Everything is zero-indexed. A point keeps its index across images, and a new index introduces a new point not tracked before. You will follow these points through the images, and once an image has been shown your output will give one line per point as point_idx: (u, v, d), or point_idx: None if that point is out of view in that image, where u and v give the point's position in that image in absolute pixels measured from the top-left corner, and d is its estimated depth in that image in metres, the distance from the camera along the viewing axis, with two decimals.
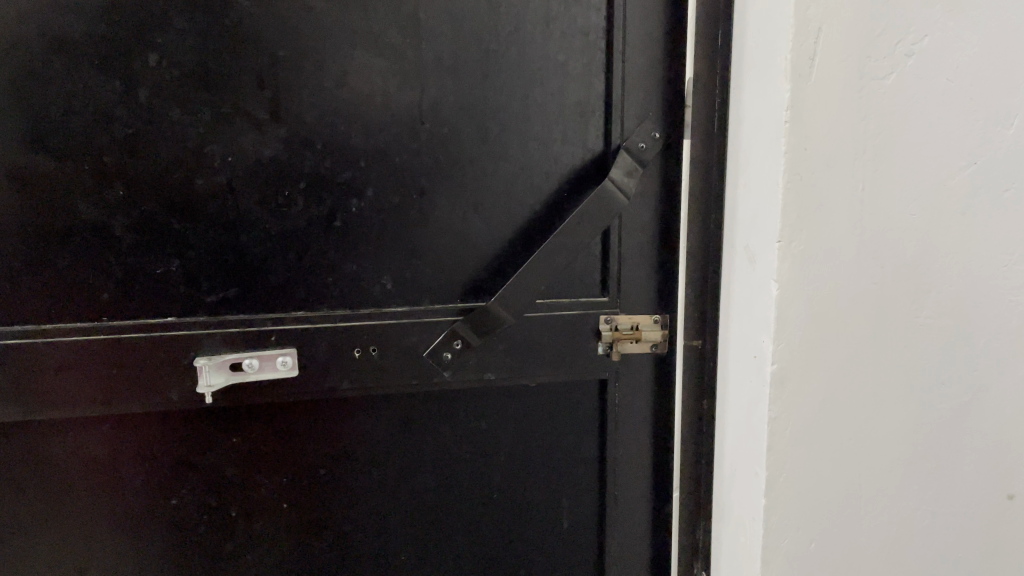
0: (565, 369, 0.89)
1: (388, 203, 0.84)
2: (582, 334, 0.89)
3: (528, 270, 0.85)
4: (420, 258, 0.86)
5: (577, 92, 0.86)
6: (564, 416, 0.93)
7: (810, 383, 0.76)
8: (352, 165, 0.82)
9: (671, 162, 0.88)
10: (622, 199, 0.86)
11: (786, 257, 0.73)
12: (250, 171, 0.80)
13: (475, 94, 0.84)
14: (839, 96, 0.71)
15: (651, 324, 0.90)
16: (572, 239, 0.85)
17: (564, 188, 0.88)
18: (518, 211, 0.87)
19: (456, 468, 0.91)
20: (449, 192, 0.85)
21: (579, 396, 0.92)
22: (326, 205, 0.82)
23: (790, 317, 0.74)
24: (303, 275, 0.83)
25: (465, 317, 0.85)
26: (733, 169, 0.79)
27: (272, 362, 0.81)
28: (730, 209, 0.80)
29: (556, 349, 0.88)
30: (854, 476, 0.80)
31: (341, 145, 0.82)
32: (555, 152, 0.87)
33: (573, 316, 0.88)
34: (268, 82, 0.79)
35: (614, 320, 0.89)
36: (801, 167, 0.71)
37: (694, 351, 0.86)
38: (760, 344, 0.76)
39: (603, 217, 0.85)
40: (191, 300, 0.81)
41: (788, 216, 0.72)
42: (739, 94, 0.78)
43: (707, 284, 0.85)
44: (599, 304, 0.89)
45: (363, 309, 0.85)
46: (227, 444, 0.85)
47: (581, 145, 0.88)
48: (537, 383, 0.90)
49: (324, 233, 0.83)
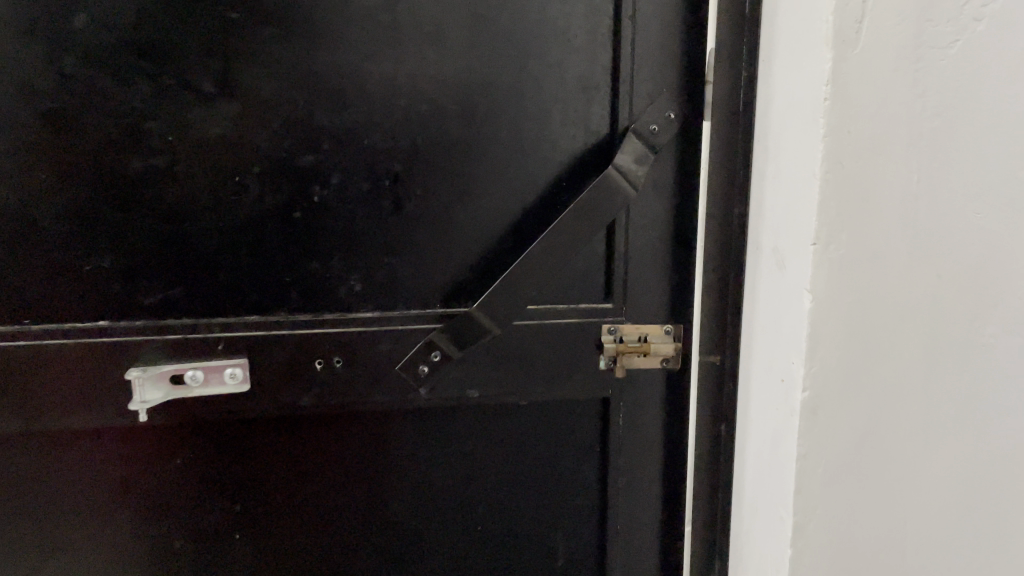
0: (560, 386, 0.77)
1: (356, 192, 0.72)
2: (582, 346, 0.77)
3: (517, 271, 0.73)
4: (395, 257, 0.74)
5: (580, 64, 0.73)
6: (561, 440, 0.81)
7: (847, 412, 0.64)
8: (314, 147, 0.71)
9: (689, 147, 0.75)
10: (628, 190, 0.73)
11: (823, 262, 0.61)
12: (194, 152, 0.69)
13: (459, 65, 0.72)
14: (889, 67, 0.58)
15: (661, 335, 0.78)
16: (568, 236, 0.73)
17: (563, 176, 0.75)
18: (508, 204, 0.75)
19: (436, 497, 0.80)
20: (428, 181, 0.73)
21: (579, 418, 0.80)
22: (284, 193, 0.71)
23: (825, 334, 0.62)
24: (257, 274, 0.72)
25: (444, 324, 0.74)
26: (761, 158, 0.67)
27: (220, 375, 0.71)
28: (756, 204, 0.68)
29: (550, 363, 0.76)
30: (896, 534, 0.65)
31: (301, 123, 0.70)
32: (553, 135, 0.74)
33: (570, 325, 0.76)
34: (216, 49, 0.68)
35: (618, 330, 0.77)
36: (843, 153, 0.60)
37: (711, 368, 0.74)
38: (789, 365, 0.64)
39: (606, 211, 0.73)
40: (127, 301, 0.70)
41: (826, 213, 0.60)
42: (769, 68, 0.65)
43: (728, 291, 0.72)
44: (602, 311, 0.77)
45: (327, 314, 0.73)
46: (171, 466, 0.74)
47: (584, 127, 0.75)
48: (528, 402, 0.78)
49: (282, 226, 0.72)
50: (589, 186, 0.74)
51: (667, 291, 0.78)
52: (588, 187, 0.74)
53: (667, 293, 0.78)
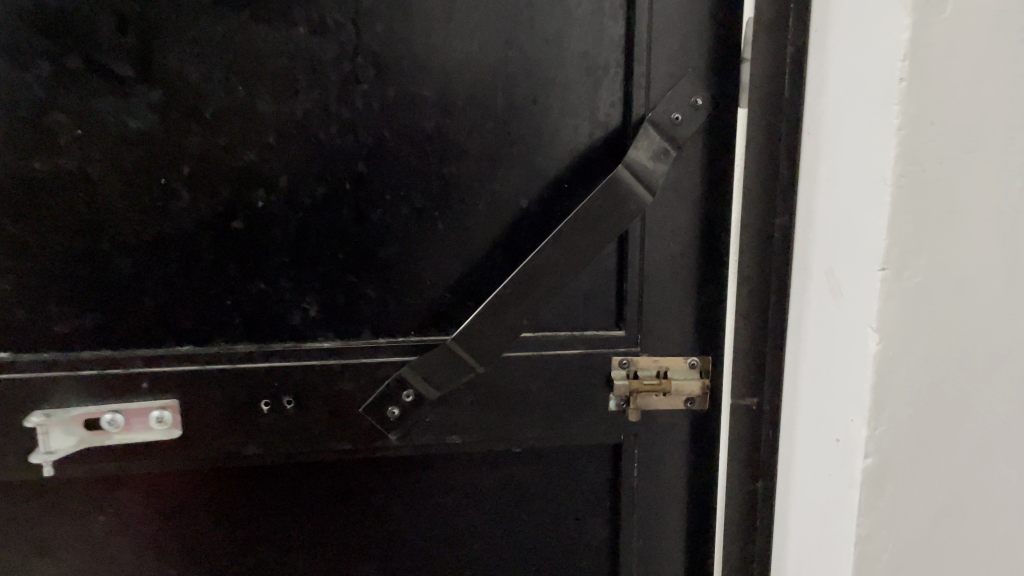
0: (559, 430, 0.64)
1: (308, 198, 0.59)
2: (587, 383, 0.63)
3: (505, 297, 0.59)
4: (358, 276, 0.61)
5: (584, 38, 0.59)
6: (562, 492, 0.67)
7: (923, 485, 0.49)
8: (257, 144, 0.58)
9: (720, 141, 0.61)
10: (645, 196, 0.59)
11: (895, 293, 0.47)
12: (109, 149, 0.56)
13: (435, 41, 0.58)
14: (989, 37, 0.44)
15: (685, 371, 0.64)
16: (569, 254, 0.60)
17: (565, 177, 0.62)
18: (497, 210, 0.62)
19: (413, 559, 0.67)
20: (397, 182, 0.60)
21: (584, 466, 0.67)
22: (221, 199, 0.58)
23: (896, 386, 0.48)
24: (191, 296, 0.60)
25: (416, 358, 0.61)
26: (812, 156, 0.53)
27: (145, 418, 0.59)
28: (805, 214, 0.54)
29: (545, 403, 0.63)
30: None
31: (241, 115, 0.57)
32: (551, 126, 0.61)
33: (571, 359, 0.63)
34: (133, 24, 0.55)
35: (631, 363, 0.63)
36: (923, 151, 0.45)
37: (746, 413, 0.60)
38: (847, 424, 0.50)
39: (617, 222, 0.59)
40: (33, 329, 0.58)
41: (899, 231, 0.46)
42: (824, 39, 0.51)
43: (767, 320, 0.58)
44: (613, 342, 0.63)
45: (278, 344, 0.61)
46: (95, 524, 0.63)
47: (590, 116, 0.61)
48: (522, 449, 0.65)
49: (220, 239, 0.59)
50: (595, 190, 0.60)
51: (695, 317, 0.64)
52: (595, 191, 0.59)
53: (693, 318, 0.64)
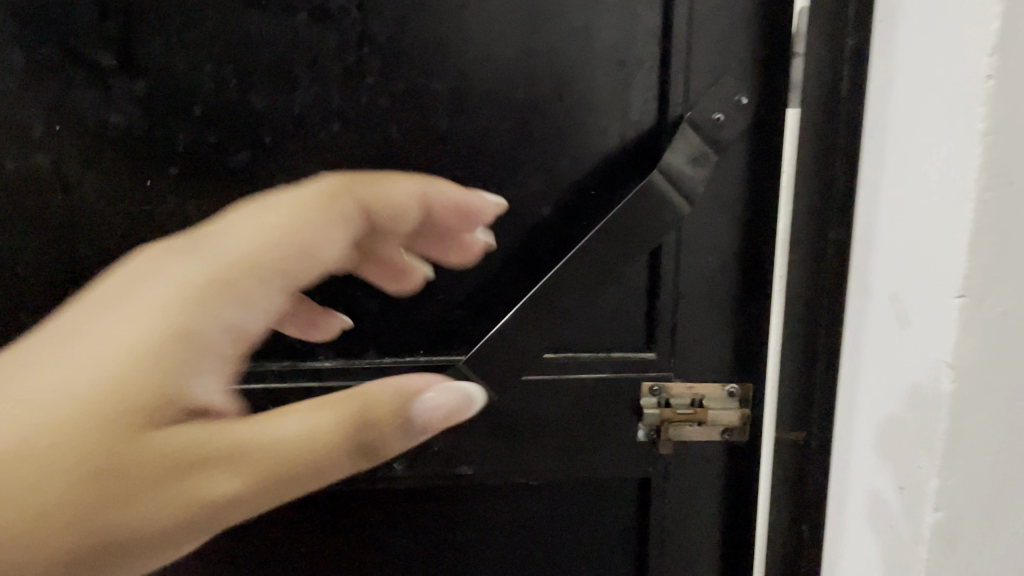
0: (579, 461, 0.58)
1: None
2: (611, 411, 0.57)
3: (522, 318, 0.53)
4: (361, 290, 0.55)
5: (617, 27, 0.53)
6: (584, 526, 0.61)
7: (998, 544, 0.43)
8: (251, 143, 0.52)
9: (765, 144, 0.54)
10: (681, 205, 0.53)
11: (976, 324, 0.40)
12: (89, 148, 0.51)
13: (449, 31, 0.52)
14: None
15: (723, 399, 0.58)
16: (595, 269, 0.53)
17: (591, 182, 0.55)
18: (514, 218, 0.56)
19: None
20: None
21: (606, 500, 0.61)
22: (211, 204, 0.53)
23: (971, 432, 0.41)
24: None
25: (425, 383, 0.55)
26: (873, 165, 0.46)
27: None
28: (864, 227, 0.47)
29: (566, 432, 0.57)
30: None
31: (232, 110, 0.52)
32: (576, 126, 0.54)
33: (596, 385, 0.57)
34: (115, 9, 0.49)
35: (663, 391, 0.57)
36: (1014, 160, 0.38)
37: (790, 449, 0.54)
38: (914, 471, 0.43)
39: (649, 234, 0.53)
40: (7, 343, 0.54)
41: (981, 252, 0.39)
42: (893, 32, 0.44)
43: (816, 348, 0.51)
44: (641, 365, 0.57)
45: (272, 363, 0.56)
46: None
47: (620, 115, 0.54)
48: (538, 482, 0.59)
49: None
50: (625, 199, 0.53)
51: (733, 339, 0.57)
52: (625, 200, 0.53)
53: (731, 339, 0.57)
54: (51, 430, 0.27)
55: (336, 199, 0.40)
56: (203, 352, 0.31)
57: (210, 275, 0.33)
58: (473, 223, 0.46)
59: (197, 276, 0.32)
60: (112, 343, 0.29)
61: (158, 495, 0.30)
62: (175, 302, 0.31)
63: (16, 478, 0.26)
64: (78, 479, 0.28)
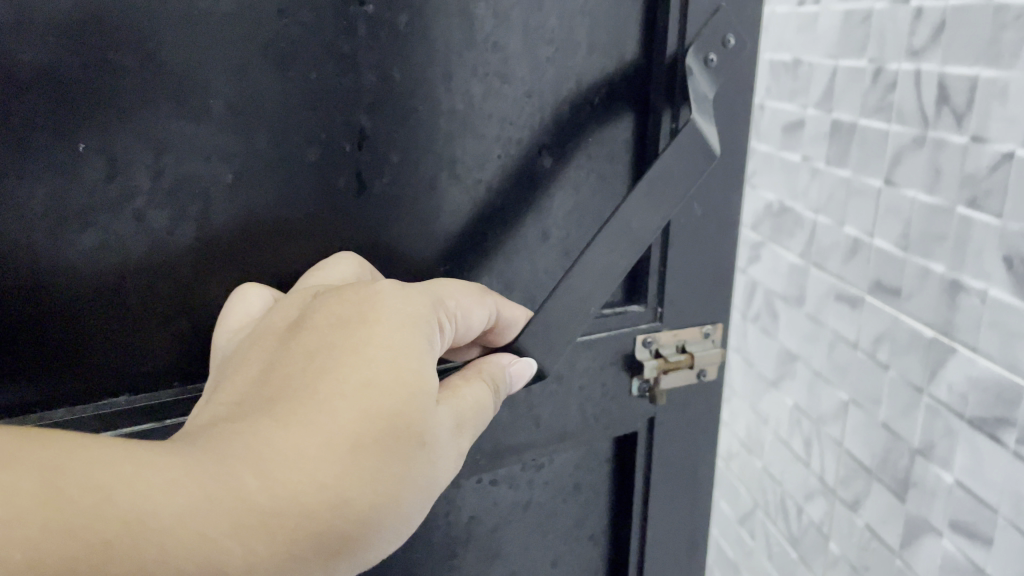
0: (576, 425, 0.55)
1: (294, 164, 0.42)
2: (606, 371, 0.55)
3: (566, 286, 0.47)
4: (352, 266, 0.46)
5: None
6: (568, 494, 0.58)
7: None
8: (224, 87, 0.39)
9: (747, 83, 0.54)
10: (713, 149, 0.49)
11: None
12: None
13: None
14: None
15: (700, 342, 0.58)
16: (641, 224, 0.48)
17: (588, 127, 0.51)
18: (514, 173, 0.49)
19: None
20: (406, 140, 0.45)
21: (587, 464, 0.58)
22: (172, 169, 0.39)
23: None
24: (141, 324, 0.41)
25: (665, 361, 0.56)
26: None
27: None
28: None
29: (567, 397, 0.54)
30: None
31: (202, 44, 0.38)
32: (577, 67, 0.49)
33: (595, 345, 0.54)
34: None
35: (655, 342, 0.56)
36: None
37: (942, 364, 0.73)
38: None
39: (687, 179, 0.49)
40: None
41: None
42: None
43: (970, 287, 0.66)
44: (634, 319, 0.55)
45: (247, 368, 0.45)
46: None
47: (615, 54, 0.50)
48: (534, 458, 0.55)
49: (170, 229, 0.40)
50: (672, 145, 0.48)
51: (714, 283, 0.57)
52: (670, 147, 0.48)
53: (709, 283, 0.57)
54: (396, 418, 0.36)
55: (471, 292, 0.44)
56: (437, 360, 0.39)
57: (420, 296, 0.40)
58: (503, 337, 0.48)
59: (419, 295, 0.40)
60: (406, 347, 0.37)
61: (442, 455, 0.39)
62: (416, 324, 0.39)
63: (371, 449, 0.35)
64: (405, 450, 0.36)
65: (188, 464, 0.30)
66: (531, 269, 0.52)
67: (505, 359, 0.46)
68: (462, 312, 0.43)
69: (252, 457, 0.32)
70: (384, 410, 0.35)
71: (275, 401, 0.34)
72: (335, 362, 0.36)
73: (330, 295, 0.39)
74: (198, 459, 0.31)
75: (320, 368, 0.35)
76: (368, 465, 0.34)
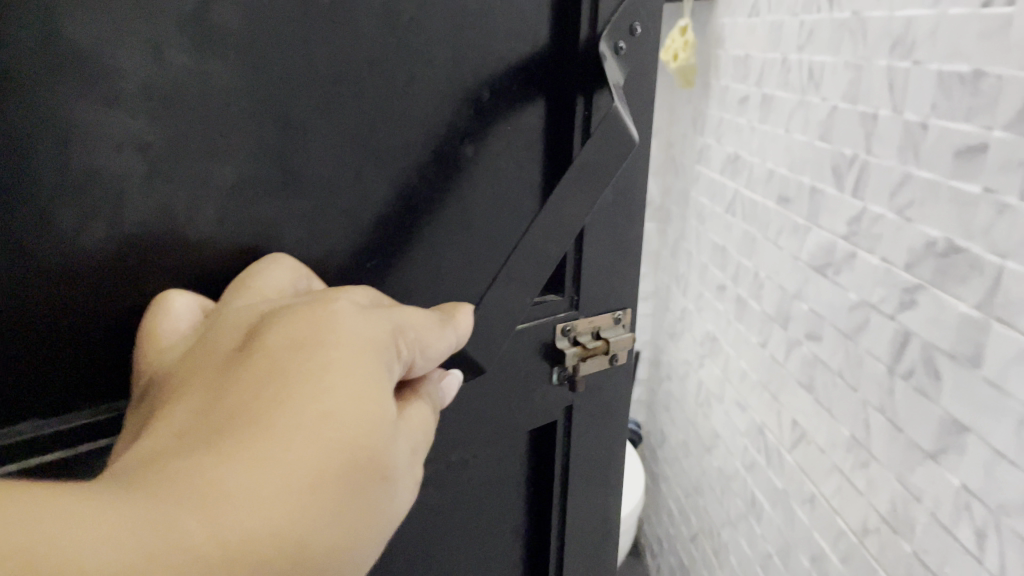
0: (501, 418, 0.54)
1: (214, 153, 0.38)
2: (530, 362, 0.54)
3: (504, 277, 0.46)
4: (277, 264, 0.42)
5: None
6: (492, 488, 0.57)
7: None
8: (137, 63, 0.35)
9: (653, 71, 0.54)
10: (632, 136, 0.49)
11: None
12: None
13: None
14: None
15: (612, 328, 0.59)
16: (569, 211, 0.48)
17: (508, 114, 0.50)
18: (437, 161, 0.47)
19: None
20: (330, 128, 0.42)
21: (510, 457, 0.57)
22: (78, 158, 0.34)
23: None
24: (57, 338, 0.36)
25: (582, 348, 0.56)
26: None
27: None
28: None
29: (495, 391, 0.52)
30: None
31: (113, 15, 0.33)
32: (497, 52, 0.48)
33: (521, 337, 0.53)
34: None
35: (574, 329, 0.56)
36: None
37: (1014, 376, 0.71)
38: None
39: (611, 166, 0.49)
40: None
41: None
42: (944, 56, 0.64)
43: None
44: (554, 307, 0.54)
45: None
46: None
47: (532, 41, 0.49)
48: (463, 456, 0.53)
49: (78, 227, 0.35)
50: (596, 134, 0.48)
51: (624, 268, 0.58)
52: (595, 136, 0.48)
53: (622, 270, 0.58)
54: (366, 445, 0.30)
55: (431, 321, 0.38)
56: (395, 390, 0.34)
57: (379, 315, 0.35)
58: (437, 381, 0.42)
59: (377, 318, 0.35)
60: (370, 366, 0.32)
61: (402, 485, 0.34)
62: (378, 344, 0.34)
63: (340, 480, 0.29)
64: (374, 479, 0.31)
65: (130, 507, 0.24)
66: (455, 261, 0.50)
67: (436, 393, 0.41)
68: (422, 345, 0.37)
69: (208, 494, 0.26)
70: (346, 441, 0.30)
71: (222, 429, 0.28)
72: (293, 382, 0.30)
73: (279, 309, 0.34)
74: (142, 506, 0.24)
75: (272, 392, 0.30)
76: (327, 504, 0.29)
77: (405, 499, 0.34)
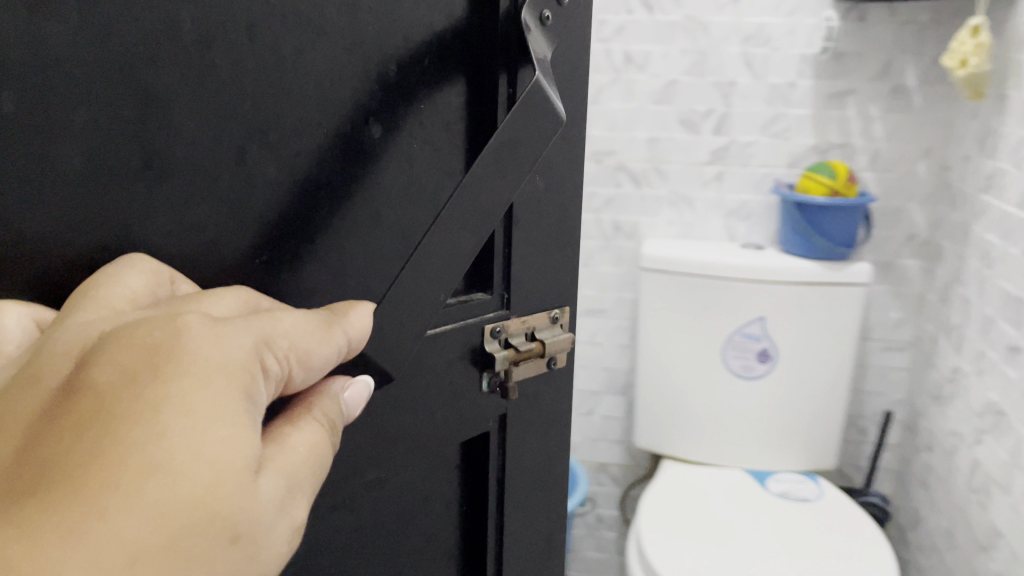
0: (426, 432, 0.49)
1: (54, 128, 0.32)
2: (457, 369, 0.49)
3: (414, 273, 0.41)
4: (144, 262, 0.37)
5: None
6: (420, 508, 0.52)
7: None
8: None
9: (584, 46, 0.49)
10: (559, 111, 0.45)
11: None
12: None
13: None
14: None
15: (548, 328, 0.54)
16: (490, 197, 0.43)
17: (421, 93, 0.45)
18: (339, 143, 0.42)
19: None
20: (202, 104, 0.36)
21: (440, 472, 0.52)
22: None
23: None
24: None
25: (516, 351, 0.51)
26: None
27: None
28: None
29: (416, 401, 0.47)
30: None
31: None
32: (406, 20, 0.43)
33: (445, 341, 0.47)
34: None
35: (506, 331, 0.51)
36: None
37: None
38: None
39: (534, 146, 0.44)
40: None
41: None
42: None
43: None
44: (480, 307, 0.49)
45: None
46: None
47: (446, 11, 0.44)
48: (383, 474, 0.48)
49: None
50: (516, 111, 0.43)
51: (559, 263, 0.53)
52: (514, 112, 0.43)
53: (557, 264, 0.53)
54: (198, 497, 0.26)
55: (312, 325, 0.33)
56: (256, 414, 0.29)
57: (239, 327, 0.30)
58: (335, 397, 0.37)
59: (235, 330, 0.30)
60: (212, 398, 0.28)
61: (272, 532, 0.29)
62: (230, 367, 0.29)
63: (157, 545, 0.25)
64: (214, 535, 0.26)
65: None
66: (363, 259, 0.45)
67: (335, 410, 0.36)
68: (300, 354, 0.32)
69: None
70: (171, 504, 0.25)
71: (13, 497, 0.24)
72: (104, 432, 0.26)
73: (117, 333, 0.29)
74: None
75: (86, 448, 0.25)
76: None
77: (278, 546, 0.29)
